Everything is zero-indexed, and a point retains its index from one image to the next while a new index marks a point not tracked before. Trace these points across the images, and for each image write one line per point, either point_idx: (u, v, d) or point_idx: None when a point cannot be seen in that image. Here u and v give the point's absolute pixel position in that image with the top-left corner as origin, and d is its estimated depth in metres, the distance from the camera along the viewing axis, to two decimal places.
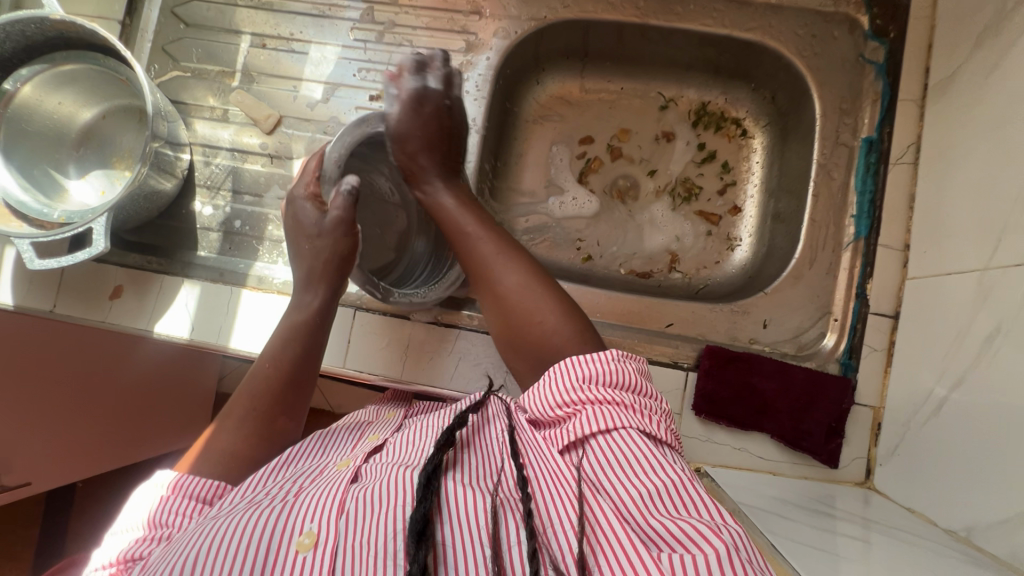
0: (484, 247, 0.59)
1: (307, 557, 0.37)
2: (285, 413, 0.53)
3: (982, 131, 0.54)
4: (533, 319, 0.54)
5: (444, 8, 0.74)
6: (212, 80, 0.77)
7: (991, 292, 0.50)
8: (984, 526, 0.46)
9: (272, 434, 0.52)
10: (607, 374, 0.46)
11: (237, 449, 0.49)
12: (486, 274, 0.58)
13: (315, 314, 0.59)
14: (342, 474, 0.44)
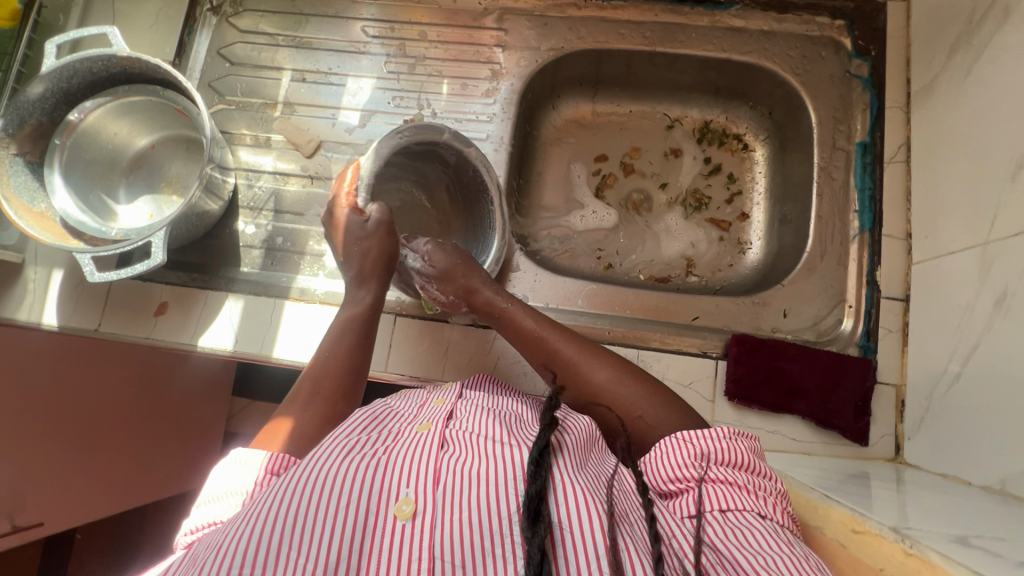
0: (562, 342, 0.61)
1: (406, 525, 0.39)
2: (343, 399, 0.57)
3: (965, 125, 0.61)
4: (629, 413, 0.55)
5: (469, 42, 0.82)
6: (256, 111, 0.83)
7: (993, 262, 0.55)
8: (1017, 476, 0.48)
9: (334, 415, 0.55)
10: (729, 455, 0.46)
11: (303, 428, 0.53)
12: (571, 372, 0.59)
13: (370, 309, 0.64)
14: (426, 438, 0.46)
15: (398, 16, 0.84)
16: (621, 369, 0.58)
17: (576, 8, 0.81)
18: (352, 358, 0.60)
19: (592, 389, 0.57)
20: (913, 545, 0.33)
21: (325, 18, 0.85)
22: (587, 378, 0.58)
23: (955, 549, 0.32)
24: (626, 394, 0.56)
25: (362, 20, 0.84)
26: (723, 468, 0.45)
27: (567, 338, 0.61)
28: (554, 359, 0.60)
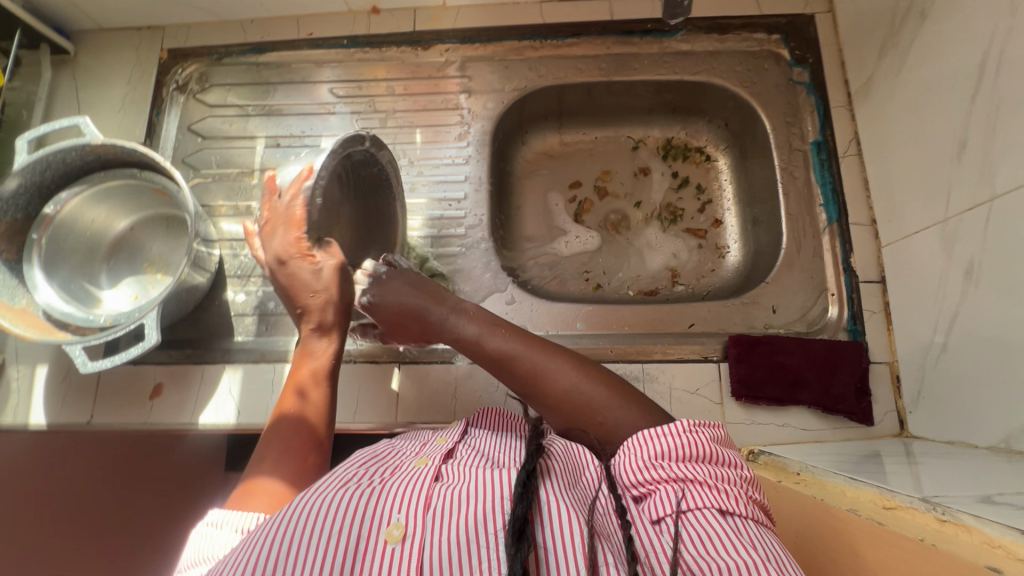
0: (518, 355, 0.57)
1: (395, 549, 0.39)
2: (314, 449, 0.54)
3: (906, 116, 0.66)
4: (591, 421, 0.53)
5: (437, 91, 0.85)
6: (234, 181, 0.84)
7: (956, 234, 0.58)
8: (1019, 431, 0.51)
9: (308, 469, 0.52)
10: (691, 450, 0.45)
11: (277, 490, 0.49)
12: (534, 384, 0.56)
13: (329, 353, 0.61)
14: (423, 471, 0.46)
15: (364, 75, 0.86)
16: (581, 376, 0.55)
17: (533, 49, 0.85)
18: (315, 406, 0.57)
19: (554, 399, 0.55)
20: (945, 511, 0.35)
21: (292, 84, 0.87)
22: (550, 389, 0.55)
23: (986, 511, 0.34)
24: (588, 402, 0.54)
25: (329, 82, 0.87)
26: (683, 465, 0.44)
27: (526, 350, 0.58)
28: (512, 373, 0.58)
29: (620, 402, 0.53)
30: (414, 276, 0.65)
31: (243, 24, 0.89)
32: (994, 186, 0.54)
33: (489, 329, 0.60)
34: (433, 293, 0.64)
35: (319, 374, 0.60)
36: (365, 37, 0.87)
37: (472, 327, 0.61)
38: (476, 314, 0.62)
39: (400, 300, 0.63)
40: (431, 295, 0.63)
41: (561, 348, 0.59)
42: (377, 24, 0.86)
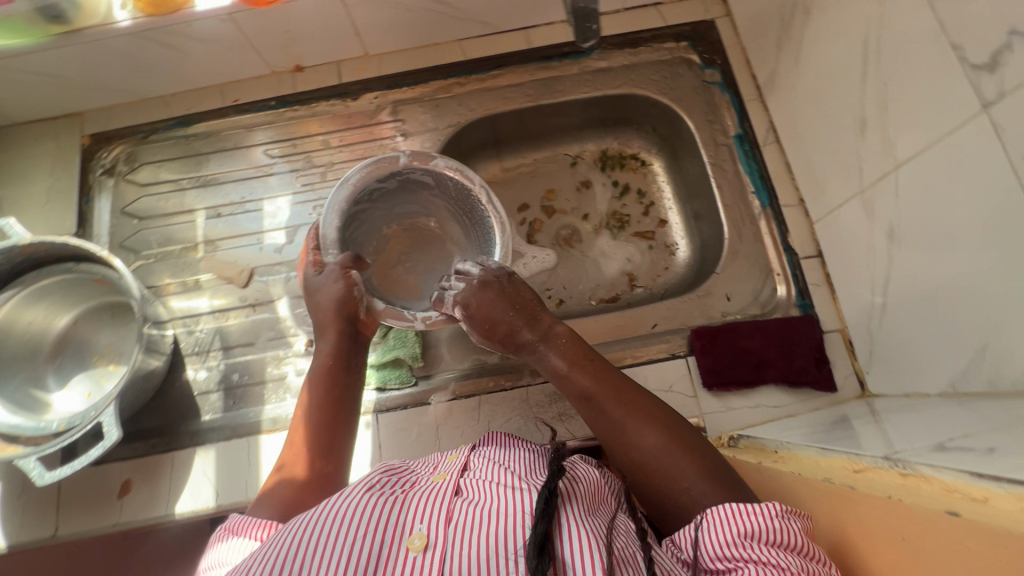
0: (604, 397, 0.56)
1: (418, 558, 0.43)
2: (321, 458, 0.59)
3: (811, 101, 0.71)
4: (668, 488, 0.52)
5: (373, 138, 0.86)
6: (178, 257, 0.82)
7: (872, 202, 0.63)
8: (960, 374, 0.54)
9: (314, 477, 0.58)
10: (783, 536, 0.43)
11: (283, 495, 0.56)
12: (616, 436, 0.55)
13: (338, 359, 0.64)
14: (442, 485, 0.50)
15: (297, 132, 0.87)
16: (668, 436, 0.53)
17: (460, 85, 0.87)
18: (329, 418, 0.62)
19: (634, 456, 0.54)
20: (905, 466, 0.37)
21: (226, 151, 0.86)
22: (632, 446, 0.54)
23: (939, 461, 0.36)
24: (669, 465, 0.52)
25: (263, 144, 0.86)
26: (772, 549, 0.43)
27: (613, 394, 0.56)
28: (595, 415, 0.57)
29: (705, 474, 0.51)
30: (512, 288, 0.62)
31: (165, 99, 0.87)
32: (894, 154, 0.58)
33: (582, 363, 0.59)
34: (535, 311, 0.61)
35: (336, 381, 0.64)
36: (293, 96, 0.87)
37: (568, 353, 0.59)
38: (570, 340, 0.61)
39: (484, 313, 0.60)
40: (529, 317, 0.61)
41: (653, 399, 0.57)
42: (303, 81, 0.87)
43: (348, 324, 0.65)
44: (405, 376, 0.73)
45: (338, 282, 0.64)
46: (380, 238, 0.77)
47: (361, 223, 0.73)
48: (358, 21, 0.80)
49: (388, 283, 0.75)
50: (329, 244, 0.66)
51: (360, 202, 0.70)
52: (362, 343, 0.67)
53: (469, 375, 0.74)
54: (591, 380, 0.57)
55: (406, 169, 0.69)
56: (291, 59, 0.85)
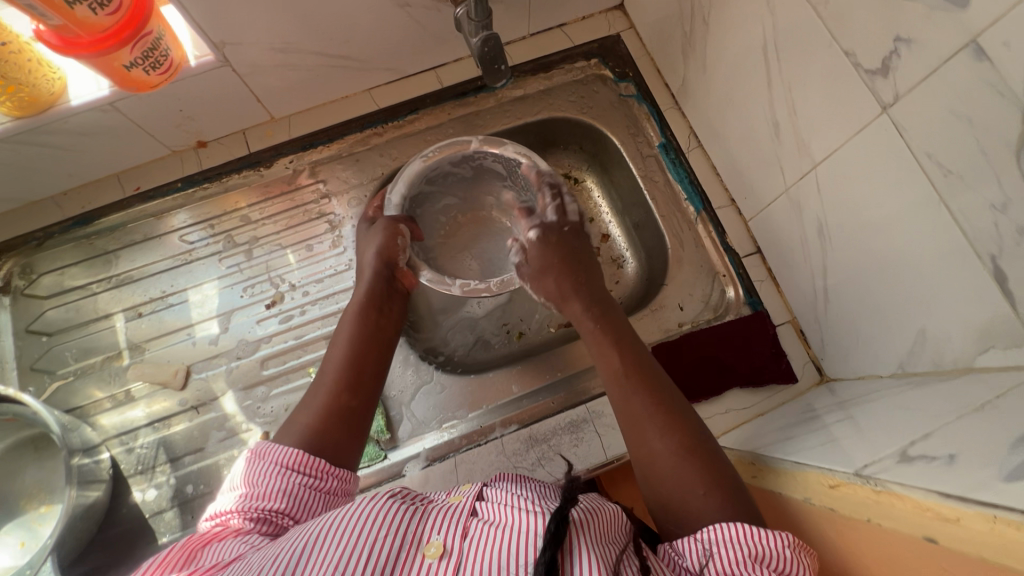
0: (634, 385, 0.59)
1: (434, 565, 0.45)
2: (347, 391, 0.64)
3: (723, 107, 0.73)
4: (672, 492, 0.54)
5: (295, 205, 0.81)
6: (102, 370, 0.75)
7: (798, 199, 0.65)
8: (907, 356, 0.56)
9: (341, 408, 0.63)
10: (793, 567, 0.45)
11: (311, 424, 0.61)
12: (636, 425, 0.58)
13: (371, 301, 0.71)
14: (456, 505, 0.52)
15: (214, 211, 0.81)
16: (684, 440, 0.55)
17: (377, 135, 0.84)
18: (362, 357, 0.67)
19: (644, 451, 0.56)
20: (878, 483, 0.38)
21: (137, 244, 0.80)
22: (653, 436, 0.56)
23: (908, 476, 0.36)
24: (679, 468, 0.54)
25: (177, 230, 0.80)
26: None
27: (642, 385, 0.59)
28: (621, 398, 0.60)
29: (715, 495, 0.51)
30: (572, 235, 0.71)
31: (56, 199, 0.80)
32: (810, 155, 0.60)
33: (621, 347, 0.63)
34: (589, 274, 0.69)
35: (379, 314, 0.71)
36: (200, 173, 0.81)
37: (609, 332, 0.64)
38: (612, 319, 0.65)
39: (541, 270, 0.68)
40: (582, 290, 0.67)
41: (682, 399, 0.60)
42: (209, 157, 0.81)
43: (387, 271, 0.72)
44: (375, 451, 0.70)
45: (384, 231, 0.73)
46: (451, 221, 0.87)
47: (429, 205, 0.84)
48: (256, 88, 0.75)
49: (450, 263, 0.86)
50: (391, 199, 0.76)
51: (434, 181, 0.80)
52: (395, 294, 0.74)
53: (440, 437, 0.71)
54: (628, 361, 0.61)
55: (474, 156, 0.78)
56: (191, 136, 0.79)
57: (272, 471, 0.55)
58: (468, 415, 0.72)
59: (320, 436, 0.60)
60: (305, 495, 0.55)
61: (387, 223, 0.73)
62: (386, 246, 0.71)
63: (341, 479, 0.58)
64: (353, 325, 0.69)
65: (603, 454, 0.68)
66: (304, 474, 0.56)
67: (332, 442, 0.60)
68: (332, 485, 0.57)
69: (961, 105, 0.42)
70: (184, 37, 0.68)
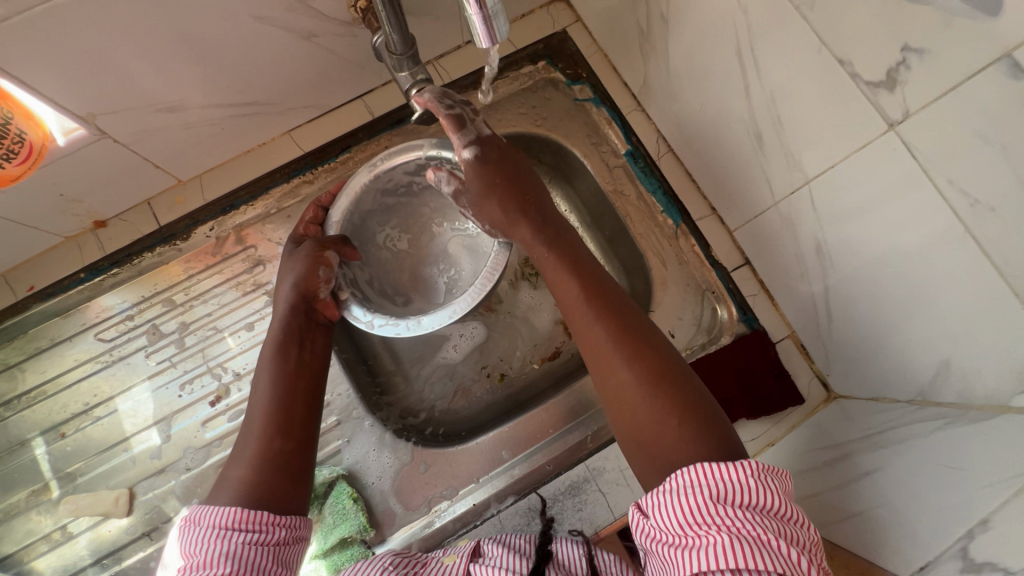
0: (596, 312, 0.54)
1: None
2: (278, 435, 0.55)
3: (693, 110, 0.64)
4: (643, 425, 0.47)
5: (224, 279, 0.71)
6: (28, 508, 0.65)
7: (789, 214, 0.57)
8: (928, 384, 0.49)
9: (273, 454, 0.54)
10: (763, 497, 0.39)
11: (243, 477, 0.53)
12: (597, 357, 0.52)
13: (292, 332, 0.61)
14: (454, 565, 0.53)
15: (130, 301, 0.70)
16: (650, 364, 0.49)
17: (308, 183, 0.73)
18: (296, 395, 0.58)
19: (608, 383, 0.51)
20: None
21: (44, 352, 0.68)
22: (612, 366, 0.51)
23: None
24: (647, 395, 0.48)
25: (92, 329, 0.69)
26: (745, 513, 0.39)
27: (601, 311, 0.54)
28: (582, 325, 0.54)
29: (688, 423, 0.46)
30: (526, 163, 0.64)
31: None
32: (801, 169, 0.53)
33: (579, 272, 0.56)
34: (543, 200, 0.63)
35: (308, 347, 0.62)
36: (105, 259, 0.69)
37: (566, 258, 0.58)
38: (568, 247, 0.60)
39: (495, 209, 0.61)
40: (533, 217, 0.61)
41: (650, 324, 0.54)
42: (112, 238, 0.69)
43: (306, 303, 0.62)
44: (360, 551, 0.64)
45: (306, 259, 0.62)
46: (416, 241, 0.75)
47: (388, 219, 0.72)
48: (152, 155, 0.64)
49: (420, 281, 0.74)
50: (333, 222, 0.66)
51: (391, 194, 0.69)
52: (317, 326, 0.63)
53: (432, 522, 0.65)
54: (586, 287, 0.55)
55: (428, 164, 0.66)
56: (85, 219, 0.67)
57: (208, 536, 0.47)
58: (458, 492, 0.66)
59: (255, 498, 0.51)
60: (252, 553, 0.47)
61: (306, 254, 0.62)
62: (304, 276, 0.61)
63: (290, 526, 0.51)
64: (278, 368, 0.59)
65: (611, 514, 0.62)
66: (247, 530, 0.48)
67: (274, 498, 0.52)
68: (280, 538, 0.50)
69: (994, 130, 0.37)
70: (45, 113, 0.54)
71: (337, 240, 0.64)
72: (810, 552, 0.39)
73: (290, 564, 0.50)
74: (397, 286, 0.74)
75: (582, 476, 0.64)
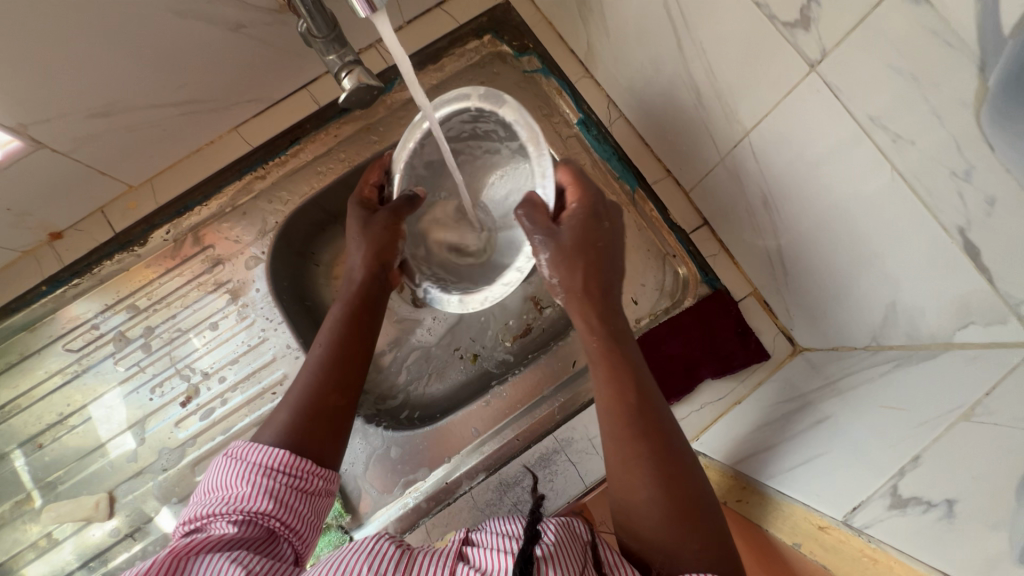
0: (630, 409, 0.48)
1: None
2: (336, 390, 0.52)
3: (637, 71, 0.63)
4: (646, 531, 0.45)
5: (186, 280, 0.71)
6: (13, 519, 0.66)
7: (737, 170, 0.56)
8: (880, 328, 0.49)
9: (327, 410, 0.51)
10: None
11: (292, 427, 0.49)
12: (621, 455, 0.47)
13: (354, 297, 0.58)
14: (446, 550, 0.47)
15: (95, 309, 0.71)
16: (675, 484, 0.45)
17: (260, 179, 0.72)
18: (343, 371, 0.54)
19: (628, 484, 0.47)
20: (873, 538, 0.37)
21: (13, 367, 0.69)
22: (635, 473, 0.46)
23: (910, 540, 0.34)
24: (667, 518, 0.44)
25: (60, 340, 0.70)
26: None
27: (652, 431, 0.47)
28: (610, 418, 0.49)
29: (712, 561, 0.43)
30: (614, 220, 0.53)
31: None
32: (740, 122, 0.52)
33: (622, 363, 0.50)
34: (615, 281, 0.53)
35: (364, 320, 0.58)
36: (64, 270, 0.69)
37: (621, 353, 0.50)
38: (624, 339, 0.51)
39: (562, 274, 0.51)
40: (594, 300, 0.51)
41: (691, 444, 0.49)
42: (68, 248, 0.69)
43: (382, 271, 0.60)
44: (338, 537, 0.65)
45: (382, 228, 0.60)
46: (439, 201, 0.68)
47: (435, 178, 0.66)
48: (95, 162, 0.63)
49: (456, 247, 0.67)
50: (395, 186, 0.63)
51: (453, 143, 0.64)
52: (385, 295, 0.61)
53: (405, 504, 0.66)
54: (627, 382, 0.49)
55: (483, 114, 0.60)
56: (39, 231, 0.67)
57: (251, 473, 0.45)
58: (430, 472, 0.67)
59: (305, 446, 0.49)
60: (291, 496, 0.46)
61: (381, 224, 0.60)
62: (378, 247, 0.59)
63: (328, 480, 0.49)
64: (341, 327, 0.56)
65: (582, 484, 0.61)
66: (297, 472, 0.47)
67: (313, 444, 0.50)
68: (318, 489, 0.48)
69: (902, 59, 0.36)
70: None
71: (405, 205, 0.61)
72: None
73: (321, 516, 0.49)
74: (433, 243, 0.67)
75: (551, 449, 0.64)
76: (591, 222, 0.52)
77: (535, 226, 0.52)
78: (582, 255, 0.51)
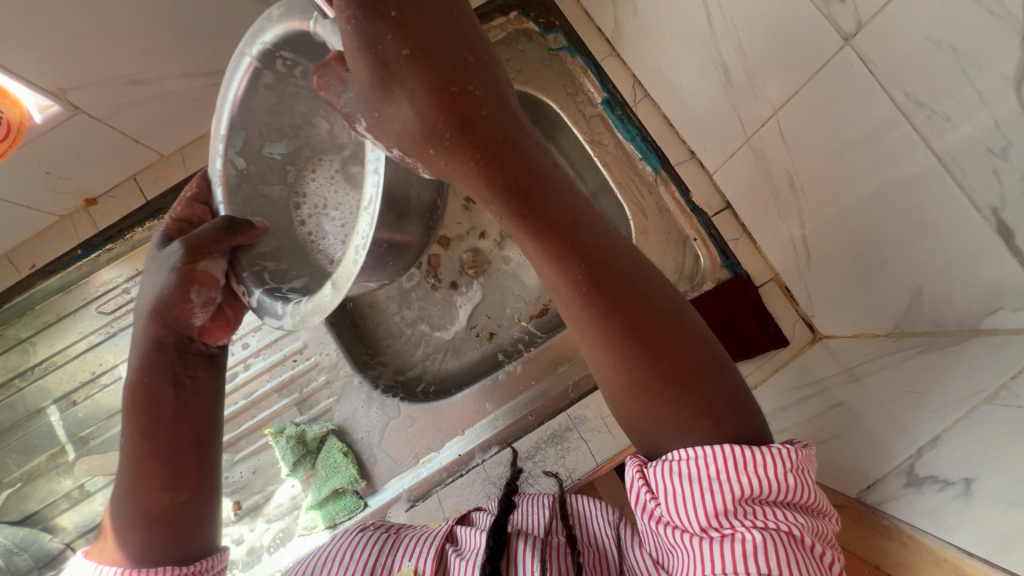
0: (569, 283, 0.38)
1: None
2: (166, 487, 0.47)
3: (663, 48, 0.61)
4: (645, 419, 0.39)
5: None
6: (49, 469, 0.70)
7: (762, 151, 0.55)
8: (904, 314, 0.46)
9: (166, 509, 0.47)
10: (765, 489, 0.35)
11: (138, 532, 0.47)
12: (589, 342, 0.39)
13: (154, 374, 0.49)
14: (434, 530, 0.51)
15: (126, 275, 0.73)
16: (656, 348, 0.37)
17: None
18: (166, 458, 0.48)
19: (610, 371, 0.39)
20: (886, 515, 0.40)
21: (51, 326, 0.73)
22: (614, 361, 0.38)
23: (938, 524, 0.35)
24: (665, 396, 0.37)
25: (93, 302, 0.73)
26: (772, 504, 0.35)
27: (607, 293, 0.38)
28: (556, 292, 0.39)
29: (726, 434, 0.37)
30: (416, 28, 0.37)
31: None
32: (768, 100, 0.51)
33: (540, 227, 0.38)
34: (493, 107, 0.38)
35: (177, 394, 0.50)
36: (99, 235, 0.72)
37: (534, 203, 0.38)
38: (529, 177, 0.38)
39: (403, 119, 0.38)
40: (462, 147, 0.37)
41: (657, 275, 0.40)
42: (102, 215, 0.71)
43: (174, 335, 0.50)
44: (354, 501, 0.68)
45: (171, 273, 0.49)
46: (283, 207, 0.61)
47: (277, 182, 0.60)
48: (129, 130, 0.65)
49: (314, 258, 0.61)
50: (221, 202, 0.55)
51: (276, 126, 0.58)
52: (195, 356, 0.51)
53: (418, 474, 0.68)
54: (552, 250, 0.38)
55: (274, 58, 0.51)
56: (76, 196, 0.69)
57: None
58: (445, 444, 0.69)
59: (163, 545, 0.46)
60: None
61: (174, 268, 0.49)
62: (171, 303, 0.48)
63: (212, 559, 0.48)
64: (139, 423, 0.48)
65: (593, 461, 0.61)
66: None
67: (164, 545, 0.47)
68: (205, 566, 0.47)
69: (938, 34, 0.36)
70: (20, 91, 0.55)
71: (220, 229, 0.50)
72: (833, 546, 0.37)
73: None
74: (290, 254, 0.60)
75: (542, 433, 0.65)
76: (387, 50, 0.37)
77: (354, 58, 0.38)
78: (422, 91, 0.37)
